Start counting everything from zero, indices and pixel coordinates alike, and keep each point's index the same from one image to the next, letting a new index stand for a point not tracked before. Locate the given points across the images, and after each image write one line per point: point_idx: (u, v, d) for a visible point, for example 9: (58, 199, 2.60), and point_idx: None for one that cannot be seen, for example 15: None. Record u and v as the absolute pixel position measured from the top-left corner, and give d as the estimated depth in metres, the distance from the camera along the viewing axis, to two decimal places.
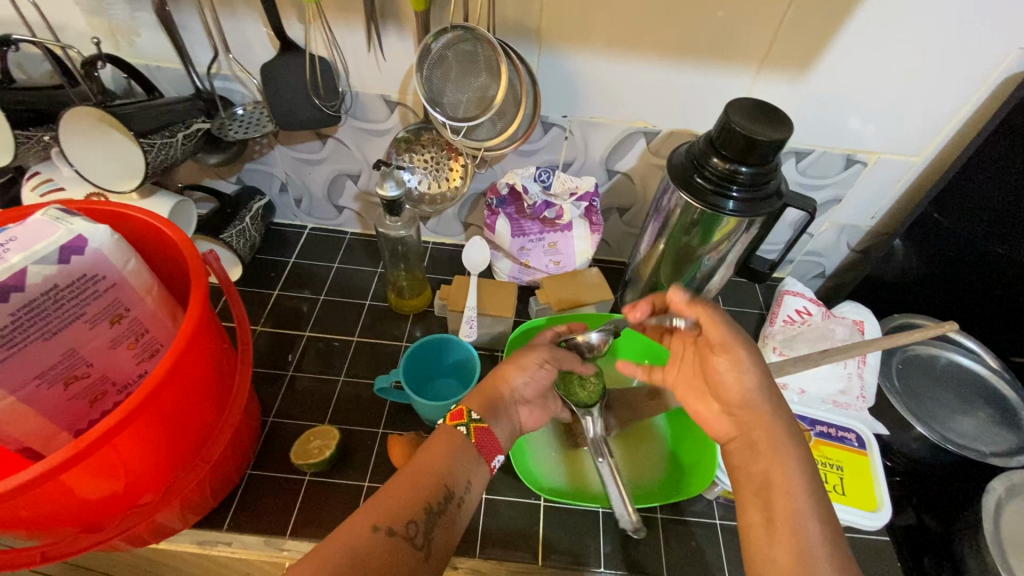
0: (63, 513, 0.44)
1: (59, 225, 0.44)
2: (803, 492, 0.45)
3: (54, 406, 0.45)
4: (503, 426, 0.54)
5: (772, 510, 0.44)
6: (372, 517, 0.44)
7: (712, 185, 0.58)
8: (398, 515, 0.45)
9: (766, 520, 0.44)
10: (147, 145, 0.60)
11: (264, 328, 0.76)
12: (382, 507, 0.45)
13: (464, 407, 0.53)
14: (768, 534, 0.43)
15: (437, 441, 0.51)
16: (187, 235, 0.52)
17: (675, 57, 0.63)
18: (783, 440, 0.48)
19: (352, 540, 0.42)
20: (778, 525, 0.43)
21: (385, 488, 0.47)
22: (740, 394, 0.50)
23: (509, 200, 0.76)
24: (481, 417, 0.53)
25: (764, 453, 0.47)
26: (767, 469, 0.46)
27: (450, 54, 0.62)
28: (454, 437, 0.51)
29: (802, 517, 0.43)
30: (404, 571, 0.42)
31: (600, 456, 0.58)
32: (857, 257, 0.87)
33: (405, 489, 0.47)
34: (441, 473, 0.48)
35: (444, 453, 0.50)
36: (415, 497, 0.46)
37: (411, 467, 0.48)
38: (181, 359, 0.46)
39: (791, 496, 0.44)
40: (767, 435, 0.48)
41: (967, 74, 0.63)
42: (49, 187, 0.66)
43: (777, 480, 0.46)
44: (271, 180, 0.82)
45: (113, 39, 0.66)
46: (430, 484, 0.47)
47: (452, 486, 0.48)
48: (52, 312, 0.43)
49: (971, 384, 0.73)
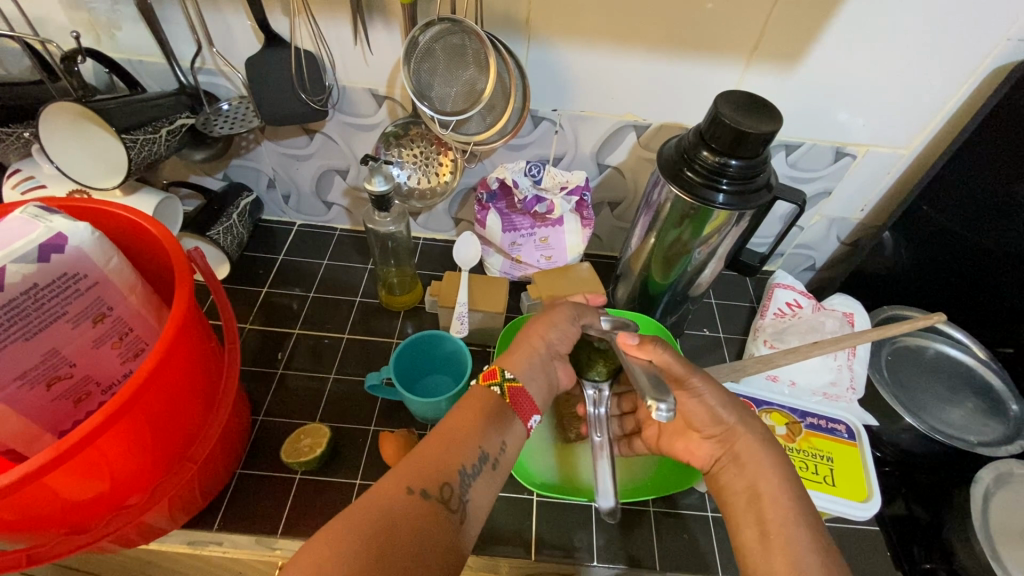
0: (48, 515, 0.44)
1: (38, 222, 0.44)
2: (790, 501, 0.48)
3: (35, 408, 0.44)
4: (538, 382, 0.54)
5: (766, 524, 0.47)
6: (406, 479, 0.43)
7: (701, 178, 0.58)
8: (431, 477, 0.44)
9: (760, 533, 0.46)
10: (129, 141, 0.59)
11: (253, 326, 0.75)
12: (416, 470, 0.44)
13: (498, 367, 0.53)
14: (764, 553, 0.45)
15: (468, 403, 0.50)
16: (171, 232, 0.51)
17: (663, 50, 0.63)
18: (761, 450, 0.51)
19: (386, 503, 0.42)
20: (775, 537, 0.45)
21: (416, 450, 0.46)
22: (706, 417, 0.53)
23: (499, 195, 0.76)
24: (515, 376, 0.52)
25: (747, 467, 0.50)
26: (753, 481, 0.49)
27: (437, 48, 0.62)
28: (489, 396, 0.51)
29: (794, 528, 0.46)
30: (440, 533, 0.42)
31: (598, 433, 0.59)
32: (847, 249, 0.87)
33: (438, 452, 0.46)
34: (474, 435, 0.48)
35: (475, 415, 0.49)
36: (448, 459, 0.46)
37: (442, 429, 0.48)
38: (166, 358, 0.45)
39: (781, 507, 0.47)
40: (748, 446, 0.51)
41: (955, 66, 0.63)
42: (30, 185, 0.64)
43: (766, 492, 0.49)
44: (258, 176, 0.81)
45: (93, 33, 0.65)
46: (462, 447, 0.47)
47: (485, 448, 0.48)
48: (32, 312, 0.42)
49: (958, 374, 0.74)
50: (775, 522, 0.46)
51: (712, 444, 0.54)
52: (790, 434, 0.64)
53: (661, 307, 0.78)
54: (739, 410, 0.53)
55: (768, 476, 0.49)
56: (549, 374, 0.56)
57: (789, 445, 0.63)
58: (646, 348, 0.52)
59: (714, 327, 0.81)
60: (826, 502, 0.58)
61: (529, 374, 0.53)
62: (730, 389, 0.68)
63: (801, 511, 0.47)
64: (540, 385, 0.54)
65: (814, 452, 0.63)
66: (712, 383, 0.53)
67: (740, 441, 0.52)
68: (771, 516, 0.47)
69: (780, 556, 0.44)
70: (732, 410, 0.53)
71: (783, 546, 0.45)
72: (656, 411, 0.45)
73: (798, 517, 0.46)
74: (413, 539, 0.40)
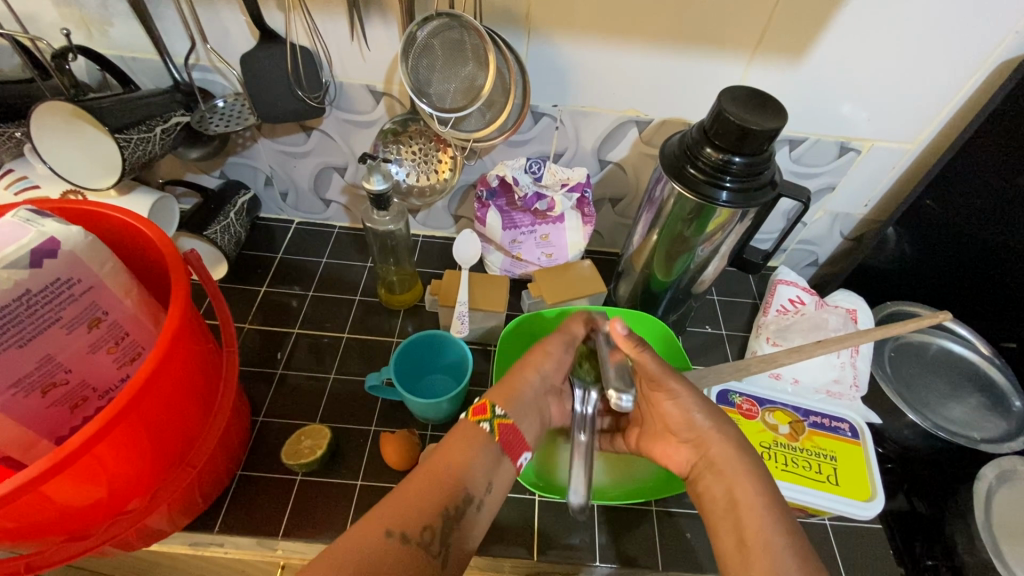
0: (47, 522, 0.43)
1: (30, 226, 0.43)
2: (768, 505, 0.47)
3: (32, 415, 0.44)
4: (531, 421, 0.53)
5: (743, 531, 0.46)
6: (386, 522, 0.43)
7: (705, 176, 0.57)
8: (413, 519, 0.43)
9: (738, 541, 0.45)
10: (123, 140, 0.58)
11: (252, 326, 0.75)
12: (396, 512, 0.44)
13: (487, 402, 0.52)
14: (743, 559, 0.44)
15: (454, 441, 0.49)
16: (166, 234, 0.50)
17: (666, 44, 0.62)
18: (737, 457, 0.50)
19: (363, 547, 0.41)
20: (751, 544, 0.45)
21: (398, 490, 0.46)
22: (681, 421, 0.53)
23: (499, 192, 0.75)
24: (505, 413, 0.51)
25: (723, 474, 0.50)
26: (730, 489, 0.49)
27: (436, 44, 0.61)
28: (476, 431, 0.50)
29: (772, 534, 0.45)
30: None
31: (582, 432, 0.54)
32: (851, 245, 0.87)
33: (421, 493, 0.46)
34: (459, 475, 0.47)
35: (460, 454, 0.48)
36: (429, 500, 0.45)
37: (425, 469, 0.47)
38: (163, 363, 0.44)
39: (769, 514, 0.47)
40: (722, 454, 0.51)
41: (963, 59, 0.62)
42: (23, 185, 0.63)
43: (742, 498, 0.48)
44: (255, 174, 0.80)
45: (85, 30, 0.63)
46: (446, 486, 0.46)
47: (470, 490, 0.47)
48: (25, 318, 0.42)
49: (962, 370, 0.74)
50: (753, 530, 0.45)
51: (689, 449, 0.53)
52: (793, 433, 0.64)
53: (662, 306, 0.78)
54: (714, 416, 0.53)
55: (746, 484, 0.48)
56: (542, 410, 0.55)
57: (792, 444, 0.63)
58: (632, 342, 0.54)
59: (716, 324, 0.81)
60: (828, 501, 0.58)
61: (520, 411, 0.52)
62: (732, 387, 0.68)
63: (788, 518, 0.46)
64: (533, 420, 0.53)
65: (817, 451, 0.62)
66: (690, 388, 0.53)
67: (713, 451, 0.51)
68: (749, 524, 0.46)
69: (758, 560, 0.43)
70: (707, 415, 0.53)
71: (763, 549, 0.44)
72: (617, 402, 0.49)
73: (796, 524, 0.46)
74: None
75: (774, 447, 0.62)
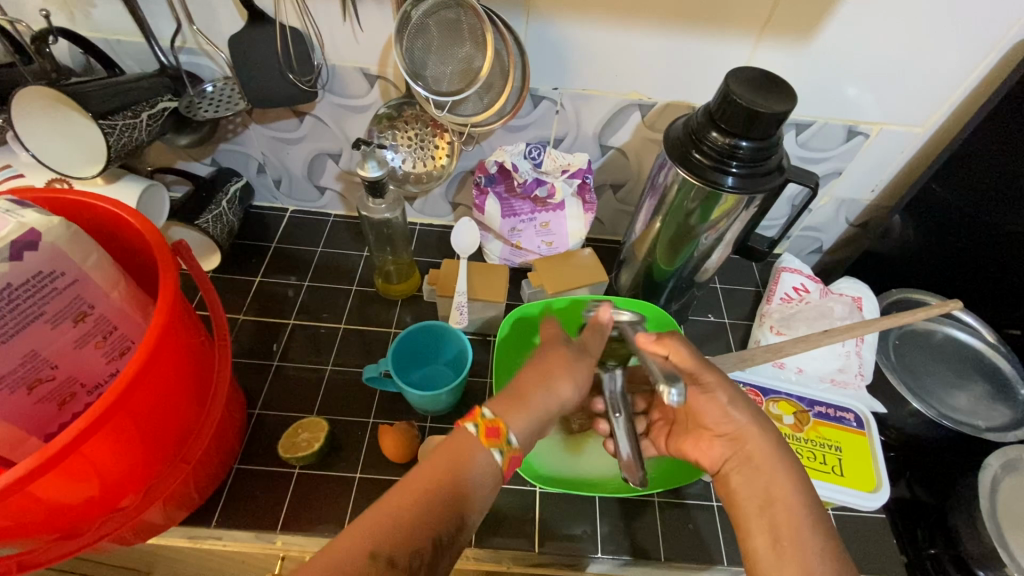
0: (36, 522, 0.42)
1: (9, 217, 0.41)
2: (803, 505, 0.46)
3: (18, 412, 0.43)
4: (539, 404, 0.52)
5: (778, 530, 0.45)
6: (373, 544, 0.39)
7: (710, 161, 0.55)
8: (402, 543, 0.40)
9: (772, 539, 0.45)
10: (107, 127, 0.56)
11: (247, 317, 0.74)
12: (385, 534, 0.40)
13: (502, 424, 0.46)
14: (778, 557, 0.44)
15: (447, 450, 0.45)
16: (153, 224, 0.49)
17: (671, 23, 0.60)
18: (777, 457, 0.49)
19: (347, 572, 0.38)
20: (786, 544, 0.44)
21: (383, 504, 0.42)
22: (717, 416, 0.51)
23: (498, 178, 0.73)
24: (518, 444, 0.47)
25: (760, 471, 0.49)
26: (768, 488, 0.47)
27: (431, 24, 0.58)
28: (486, 459, 0.45)
29: (804, 532, 0.45)
30: None
31: (618, 411, 0.56)
32: (856, 231, 0.85)
33: (411, 509, 0.42)
34: (451, 491, 0.43)
35: (455, 466, 0.44)
36: (419, 520, 0.41)
37: (416, 478, 0.43)
38: (153, 357, 0.43)
39: (792, 511, 0.46)
40: (761, 451, 0.49)
41: (976, 39, 0.60)
42: (7, 174, 0.61)
43: (780, 497, 0.47)
44: (248, 161, 0.78)
45: (66, 12, 0.61)
46: (435, 504, 0.42)
47: (466, 504, 0.43)
48: (7, 312, 0.40)
49: (967, 359, 0.72)
50: (788, 534, 0.45)
51: (726, 444, 0.51)
52: (799, 424, 0.63)
53: (665, 294, 0.76)
54: (752, 412, 0.51)
55: (782, 480, 0.48)
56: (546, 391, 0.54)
57: (796, 434, 0.62)
58: (664, 343, 0.50)
59: (719, 312, 0.80)
60: (833, 492, 0.58)
61: None
62: (739, 377, 0.67)
63: (806, 515, 0.45)
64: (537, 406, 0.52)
65: (821, 442, 0.62)
66: (729, 392, 0.51)
67: (753, 448, 0.50)
68: (788, 531, 0.45)
69: (791, 560, 0.43)
70: (745, 411, 0.51)
71: (797, 549, 0.44)
72: (666, 396, 0.42)
73: (814, 522, 0.45)
74: None
75: None
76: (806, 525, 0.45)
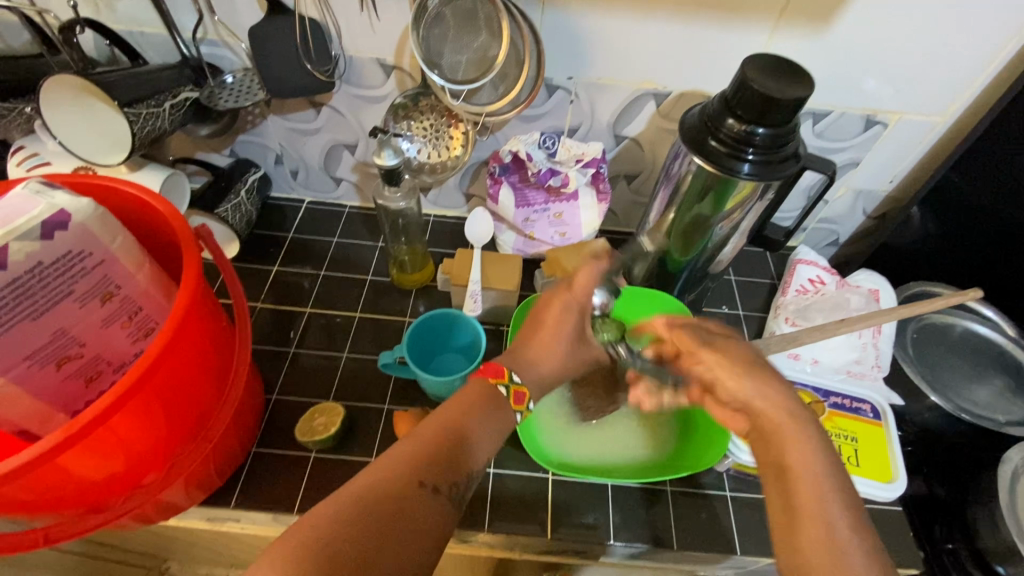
0: (63, 495, 0.44)
1: (40, 199, 0.42)
2: (824, 472, 0.42)
3: (47, 388, 0.44)
4: None
5: (793, 500, 0.42)
6: (418, 473, 0.44)
7: (726, 148, 0.55)
8: (443, 473, 0.45)
9: (785, 510, 0.42)
10: (132, 115, 0.58)
11: (264, 305, 0.75)
12: (426, 464, 0.44)
13: (505, 366, 0.54)
14: (793, 527, 0.41)
15: (468, 396, 0.51)
16: (177, 209, 0.50)
17: (687, 11, 0.59)
18: (794, 424, 0.45)
19: (394, 495, 0.42)
20: (803, 516, 0.41)
21: (416, 438, 0.46)
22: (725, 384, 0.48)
23: (512, 168, 0.74)
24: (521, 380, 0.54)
25: (775, 440, 0.45)
26: (782, 456, 0.44)
27: (448, 13, 0.59)
28: (493, 394, 0.52)
29: (827, 502, 0.41)
30: (417, 520, 0.42)
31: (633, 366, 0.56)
32: (874, 223, 0.84)
33: (442, 443, 0.46)
34: (467, 432, 0.48)
35: (473, 409, 0.50)
36: (439, 450, 0.46)
37: (441, 419, 0.48)
38: (177, 335, 0.44)
39: (814, 482, 0.42)
40: (775, 418, 0.46)
41: (1000, 25, 0.59)
42: (35, 162, 0.63)
43: (797, 467, 0.43)
44: (266, 152, 0.79)
45: (92, 3, 0.62)
46: (453, 440, 0.47)
47: (483, 443, 0.49)
48: (38, 290, 0.42)
49: (986, 353, 0.71)
50: (807, 506, 0.41)
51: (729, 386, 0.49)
52: (815, 412, 0.62)
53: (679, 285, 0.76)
54: (760, 377, 0.48)
55: (801, 448, 0.44)
56: None
57: None
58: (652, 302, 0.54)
59: (733, 304, 0.79)
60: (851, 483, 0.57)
61: None
62: None
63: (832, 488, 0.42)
64: None
65: (838, 432, 0.61)
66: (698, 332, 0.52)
67: (772, 415, 0.46)
68: (807, 504, 0.41)
69: (811, 539, 0.40)
70: (752, 376, 0.47)
71: (819, 523, 0.40)
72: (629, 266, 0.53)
73: (836, 495, 0.41)
74: (390, 522, 0.40)
75: None
76: (829, 494, 0.41)
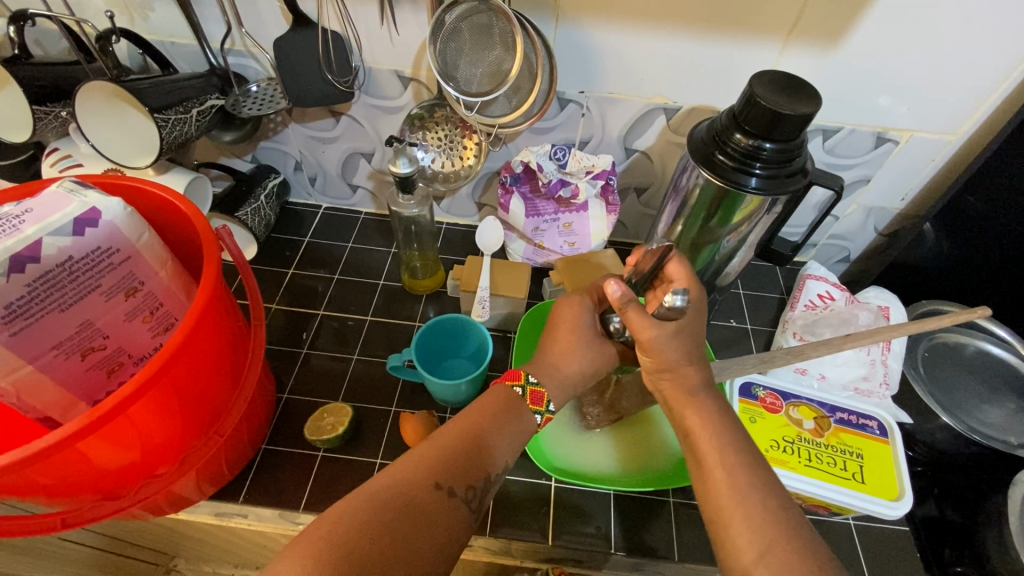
0: (80, 481, 0.45)
1: (73, 197, 0.45)
2: (740, 461, 0.45)
3: (72, 377, 0.46)
4: (566, 392, 0.54)
5: (717, 497, 0.43)
6: (434, 475, 0.45)
7: (733, 162, 0.56)
8: (458, 476, 0.46)
9: (704, 493, 0.45)
10: (161, 120, 0.60)
11: (279, 307, 0.77)
12: (442, 468, 0.45)
13: (522, 370, 0.54)
14: (713, 515, 0.43)
15: (489, 403, 0.51)
16: (199, 209, 0.52)
17: (698, 29, 0.61)
18: (711, 414, 0.48)
19: (410, 497, 0.43)
20: (726, 505, 0.43)
21: (434, 441, 0.47)
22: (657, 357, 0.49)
23: (523, 178, 0.76)
24: (539, 380, 0.53)
25: (692, 432, 0.48)
26: (697, 446, 0.47)
27: (464, 28, 0.61)
28: (510, 394, 0.52)
29: (740, 485, 0.43)
30: (433, 524, 0.42)
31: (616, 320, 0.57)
32: (886, 240, 0.84)
33: (459, 447, 0.47)
34: (486, 437, 0.49)
35: (491, 416, 0.50)
36: (457, 454, 0.47)
37: (459, 424, 0.49)
38: (193, 332, 0.46)
39: (729, 469, 0.44)
40: (696, 415, 0.48)
41: (1009, 47, 0.59)
42: (68, 163, 0.67)
43: (709, 458, 0.45)
44: (285, 159, 0.82)
45: (128, 15, 0.66)
46: (473, 445, 0.48)
47: (501, 450, 0.49)
48: (67, 283, 0.44)
49: (999, 373, 0.70)
50: (726, 499, 0.43)
51: (680, 339, 0.49)
52: (820, 428, 0.62)
53: None
54: (692, 351, 0.50)
55: (712, 440, 0.46)
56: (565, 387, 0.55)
57: (817, 439, 0.61)
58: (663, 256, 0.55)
59: (741, 317, 0.79)
60: (853, 499, 0.57)
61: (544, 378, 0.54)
62: (758, 380, 0.66)
63: (755, 477, 0.44)
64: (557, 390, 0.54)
65: (843, 448, 0.61)
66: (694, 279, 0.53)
67: (689, 416, 0.48)
68: (724, 496, 0.43)
69: (739, 528, 0.42)
70: (682, 351, 0.49)
71: (742, 515, 0.42)
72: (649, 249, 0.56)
73: (759, 479, 0.44)
74: (406, 523, 0.41)
75: (798, 442, 0.61)
76: (742, 478, 0.44)
